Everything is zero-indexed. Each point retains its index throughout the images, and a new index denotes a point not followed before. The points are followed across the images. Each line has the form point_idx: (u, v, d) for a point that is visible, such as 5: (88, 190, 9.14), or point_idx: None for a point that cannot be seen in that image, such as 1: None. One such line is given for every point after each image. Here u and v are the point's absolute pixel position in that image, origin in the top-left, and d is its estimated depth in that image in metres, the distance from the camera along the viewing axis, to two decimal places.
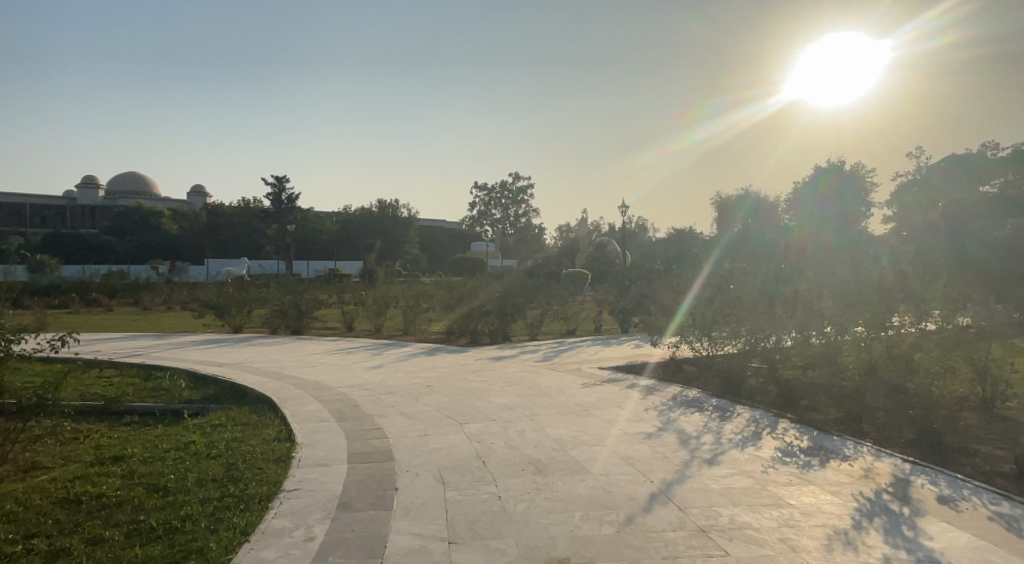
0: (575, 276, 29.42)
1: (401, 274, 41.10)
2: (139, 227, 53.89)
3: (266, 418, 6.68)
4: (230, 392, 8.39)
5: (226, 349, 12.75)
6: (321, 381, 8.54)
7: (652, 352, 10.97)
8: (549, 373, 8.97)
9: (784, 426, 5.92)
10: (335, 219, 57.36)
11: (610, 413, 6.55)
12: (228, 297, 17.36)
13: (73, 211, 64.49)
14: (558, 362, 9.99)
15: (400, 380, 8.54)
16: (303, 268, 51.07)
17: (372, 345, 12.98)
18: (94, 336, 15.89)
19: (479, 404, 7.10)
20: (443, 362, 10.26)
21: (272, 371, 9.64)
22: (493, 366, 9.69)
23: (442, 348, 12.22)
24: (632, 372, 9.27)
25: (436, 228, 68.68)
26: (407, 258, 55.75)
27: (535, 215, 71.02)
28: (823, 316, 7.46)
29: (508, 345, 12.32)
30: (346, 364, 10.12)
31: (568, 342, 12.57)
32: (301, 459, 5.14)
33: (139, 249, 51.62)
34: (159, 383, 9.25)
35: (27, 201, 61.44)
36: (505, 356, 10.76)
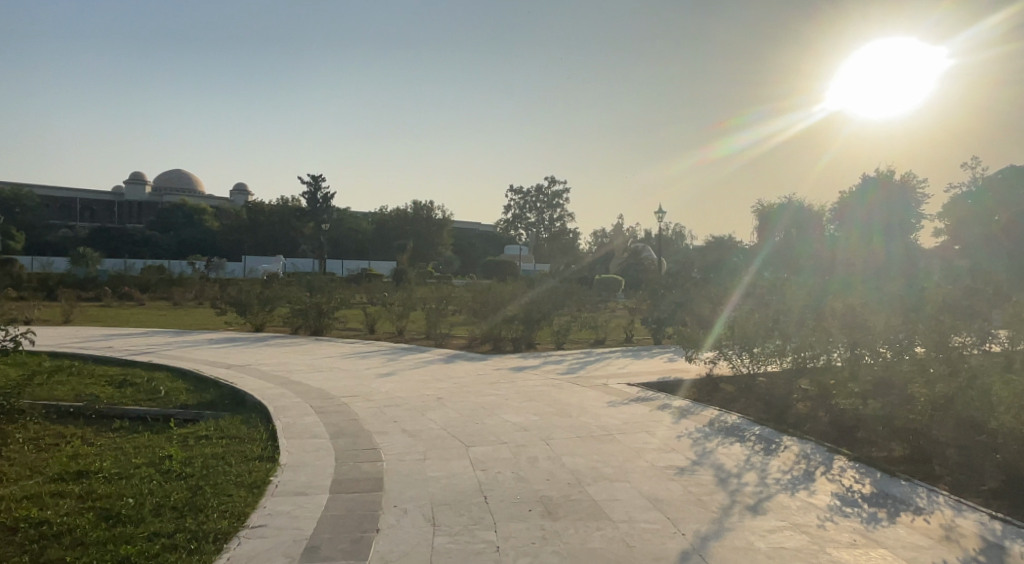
0: (608, 282, 28.57)
1: (433, 276, 40.71)
2: (180, 224, 54.79)
3: (256, 431, 6.09)
4: (229, 399, 7.86)
5: (241, 349, 12.29)
6: (324, 389, 7.92)
7: (687, 367, 10.14)
8: (572, 388, 8.21)
9: (840, 465, 5.08)
10: (370, 219, 57.38)
11: (638, 440, 5.76)
12: (249, 294, 16.99)
13: (120, 206, 66.12)
14: (583, 375, 9.21)
15: (409, 390, 7.87)
16: (336, 267, 51.11)
17: (390, 349, 12.37)
18: (115, 332, 15.65)
19: (490, 422, 6.38)
20: (459, 371, 9.57)
21: (278, 375, 9.09)
22: (512, 378, 8.98)
23: (462, 355, 11.55)
24: (664, 390, 8.45)
25: (470, 230, 68.30)
26: (440, 260, 55.44)
27: (570, 219, 70.06)
28: (873, 332, 6.69)
29: (532, 354, 11.59)
30: (356, 371, 9.50)
31: (597, 353, 11.80)
32: (277, 486, 4.49)
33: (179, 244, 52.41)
34: (159, 386, 8.75)
35: (77, 196, 63.24)
36: (527, 367, 10.02)
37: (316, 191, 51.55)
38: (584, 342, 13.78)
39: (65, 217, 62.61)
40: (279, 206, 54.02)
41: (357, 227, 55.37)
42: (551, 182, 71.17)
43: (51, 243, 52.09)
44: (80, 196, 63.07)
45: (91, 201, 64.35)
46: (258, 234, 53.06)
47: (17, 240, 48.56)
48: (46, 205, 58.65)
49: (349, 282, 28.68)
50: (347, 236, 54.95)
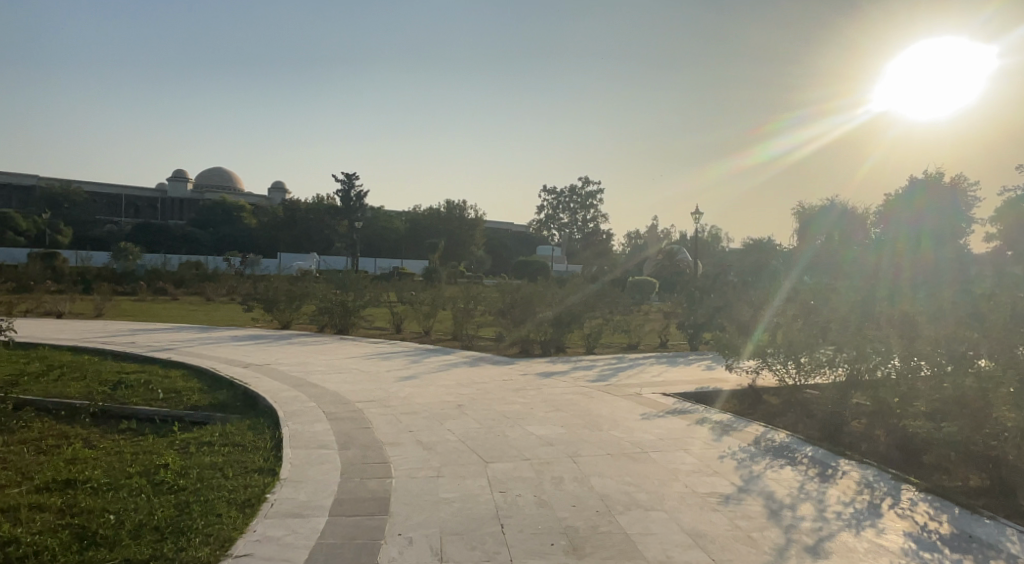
0: (642, 284, 27.83)
1: (464, 276, 40.41)
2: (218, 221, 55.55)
3: (262, 438, 5.68)
4: (242, 401, 7.49)
5: (263, 347, 12.01)
6: (341, 393, 7.50)
7: (727, 376, 9.50)
8: (603, 397, 7.66)
9: (909, 498, 4.46)
10: (403, 218, 57.37)
11: (676, 460, 5.20)
12: (276, 291, 16.77)
13: (163, 203, 67.45)
14: (615, 384, 8.65)
15: (429, 396, 7.42)
16: (369, 265, 51.13)
17: (415, 350, 11.95)
18: (143, 327, 15.57)
19: (513, 434, 5.87)
20: (484, 376, 9.09)
21: (296, 376, 8.72)
22: (539, 384, 8.46)
23: (488, 357, 11.08)
24: (703, 402, 7.84)
25: (502, 230, 67.90)
26: (472, 259, 55.12)
27: (603, 220, 69.04)
28: (927, 340, 6.09)
29: (562, 359, 11.05)
30: (377, 373, 9.08)
31: (629, 359, 11.22)
32: (272, 506, 4.04)
33: (217, 240, 53.13)
34: (173, 385, 8.46)
35: (123, 192, 64.75)
36: (555, 373, 9.48)
37: (350, 190, 51.66)
38: (617, 346, 13.20)
39: (110, 213, 64.11)
40: (314, 204, 54.33)
41: (390, 226, 55.46)
42: (585, 183, 70.33)
43: (95, 237, 53.29)
44: (125, 192, 64.56)
45: (136, 198, 65.79)
46: (293, 231, 53.45)
47: (64, 235, 49.81)
48: (92, 201, 60.11)
49: (380, 280, 28.47)
50: (380, 235, 55.04)
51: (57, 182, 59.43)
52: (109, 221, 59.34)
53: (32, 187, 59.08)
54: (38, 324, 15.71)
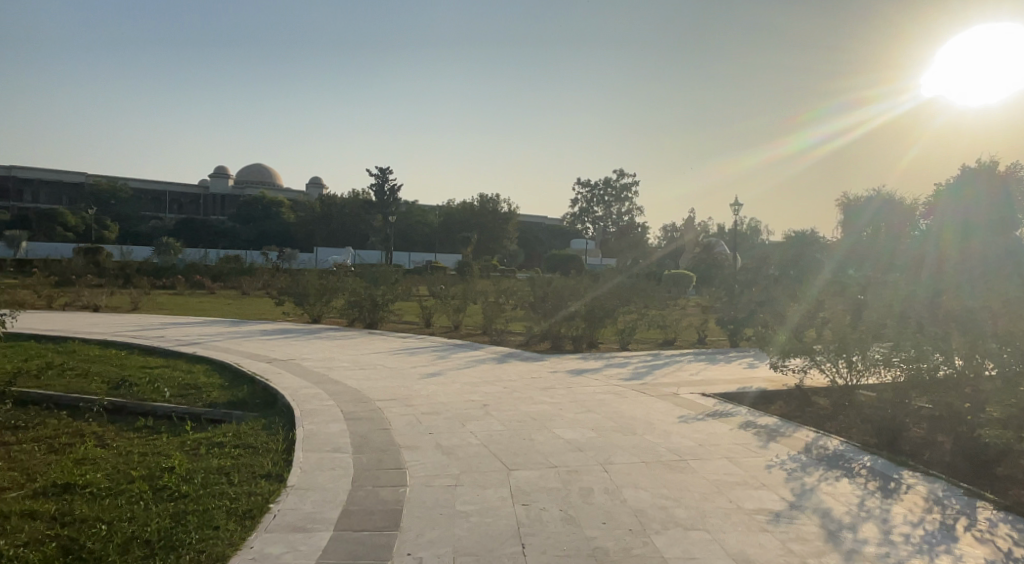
0: (679, 278, 27.12)
1: (497, 270, 40.13)
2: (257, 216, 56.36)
3: (275, 438, 5.39)
4: (261, 398, 7.23)
5: (290, 342, 11.83)
6: (362, 391, 7.20)
7: (770, 375, 8.96)
8: (637, 397, 7.21)
9: (988, 518, 3.95)
10: (437, 212, 57.23)
11: (719, 470, 4.75)
12: (306, 285, 16.64)
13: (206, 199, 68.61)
14: (651, 382, 8.18)
15: (453, 395, 7.07)
16: (403, 259, 51.12)
17: (444, 345, 11.64)
18: (175, 320, 15.59)
19: (540, 438, 5.47)
20: (512, 372, 8.72)
21: (319, 372, 8.47)
22: (570, 383, 8.03)
23: (518, 353, 10.71)
24: (745, 403, 7.33)
25: (536, 224, 67.40)
26: (505, 253, 54.76)
27: (639, 213, 67.92)
28: (998, 336, 5.57)
29: (594, 355, 10.62)
30: (401, 369, 8.75)
31: (665, 356, 10.73)
32: (274, 518, 3.72)
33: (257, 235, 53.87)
34: (194, 380, 8.26)
35: (167, 189, 66.12)
36: (588, 370, 9.04)
37: (384, 185, 51.69)
38: (653, 341, 12.71)
39: (153, 208, 65.52)
40: (349, 199, 54.63)
41: (424, 219, 55.47)
42: (620, 175, 69.31)
43: (139, 232, 54.47)
44: (169, 189, 65.94)
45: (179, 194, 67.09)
46: (329, 225, 53.82)
47: (110, 230, 51.02)
48: (137, 197, 61.50)
49: (412, 274, 28.33)
50: (414, 229, 55.08)
51: (103, 179, 60.94)
52: (153, 216, 60.63)
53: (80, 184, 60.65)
54: (75, 317, 15.83)
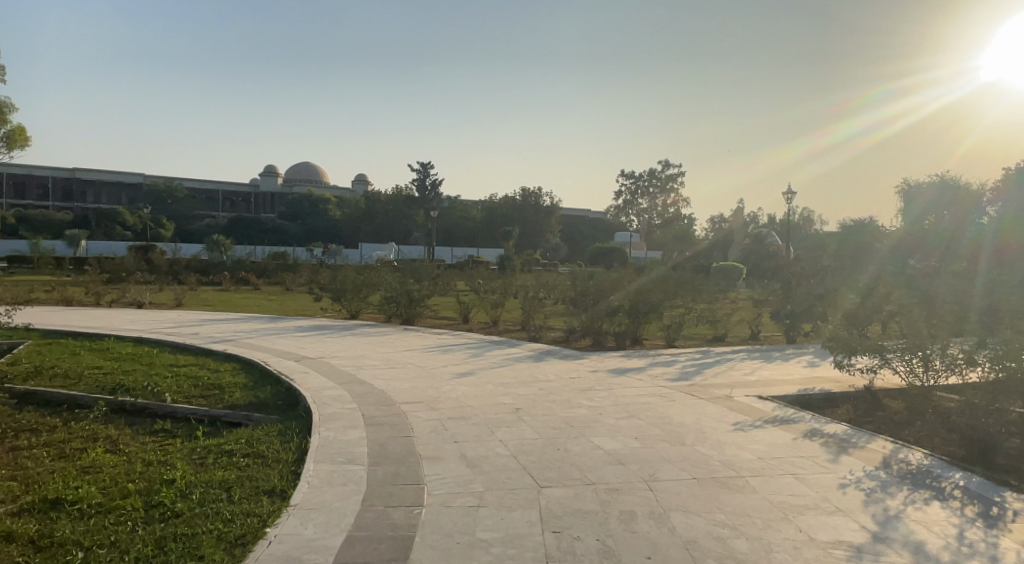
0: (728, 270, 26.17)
1: (539, 264, 39.58)
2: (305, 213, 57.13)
3: (289, 446, 4.97)
4: (283, 399, 6.83)
5: (324, 338, 11.53)
6: (388, 392, 6.76)
7: (833, 375, 8.21)
8: (686, 401, 6.58)
9: None
10: (479, 206, 56.90)
11: (784, 491, 4.11)
12: (344, 281, 16.39)
13: (257, 197, 69.72)
14: (700, 383, 7.53)
15: (486, 398, 6.58)
16: (445, 254, 50.98)
17: (481, 342, 11.18)
18: (214, 317, 15.55)
19: (576, 449, 4.91)
20: (550, 372, 8.19)
21: (347, 371, 8.08)
22: (612, 384, 7.44)
23: (557, 350, 10.17)
24: (808, 409, 6.63)
25: (579, 217, 66.51)
26: (547, 247, 54.19)
27: (685, 204, 66.30)
28: None
29: (638, 353, 9.99)
30: (432, 369, 8.28)
31: (714, 353, 10.04)
32: (268, 546, 3.26)
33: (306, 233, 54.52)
34: (218, 380, 7.94)
35: (219, 188, 67.54)
36: (632, 370, 8.43)
37: (425, 180, 51.69)
38: (701, 337, 12.01)
39: (207, 207, 67.17)
40: (393, 194, 54.76)
41: (466, 214, 55.29)
42: (665, 166, 67.81)
43: (193, 230, 55.85)
44: (222, 188, 67.38)
45: (232, 193, 68.42)
46: (373, 222, 54.06)
47: (166, 228, 52.47)
48: (190, 197, 63.00)
49: (454, 269, 28.02)
50: (457, 224, 55.01)
51: (160, 180, 62.74)
52: (206, 215, 62.16)
53: (139, 185, 62.57)
54: (117, 314, 15.93)
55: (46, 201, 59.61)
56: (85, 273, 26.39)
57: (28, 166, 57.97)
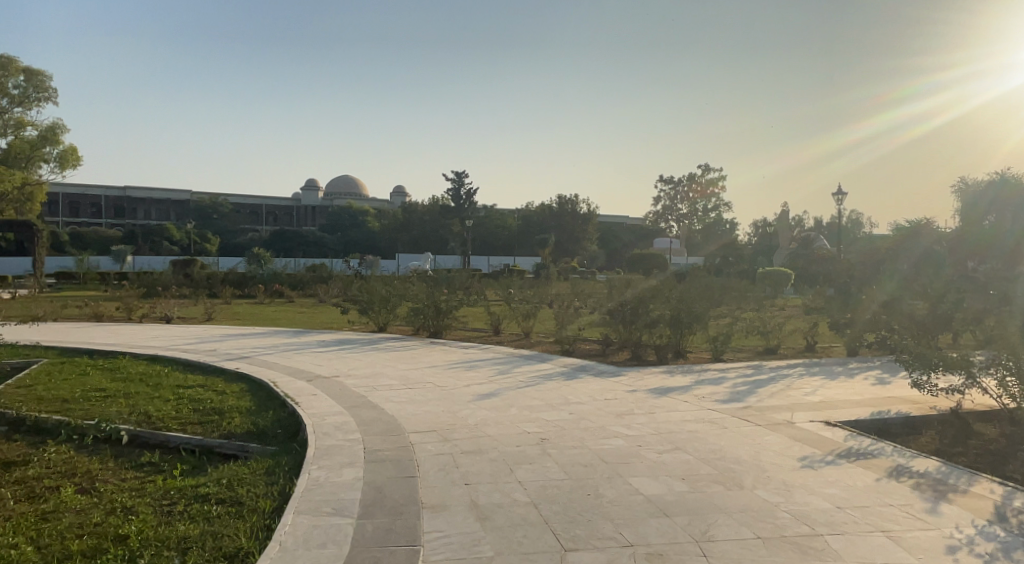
0: (774, 276, 24.92)
1: (576, 272, 38.62)
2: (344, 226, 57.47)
3: (272, 491, 4.24)
4: (283, 428, 6.12)
5: (344, 354, 10.88)
6: (399, 419, 6.01)
7: (909, 395, 7.19)
8: (740, 430, 5.68)
9: None
10: (516, 215, 56.26)
11: (878, 558, 3.23)
12: (371, 292, 15.77)
13: (297, 211, 70.29)
14: (755, 406, 6.61)
15: (508, 425, 5.78)
16: (481, 264, 50.44)
17: (510, 357, 10.36)
18: (239, 332, 15.07)
19: (611, 494, 4.09)
20: (583, 392, 7.34)
21: (359, 392, 7.37)
22: (654, 407, 6.56)
23: (592, 366, 9.31)
24: (886, 438, 5.68)
25: (617, 224, 65.29)
26: (585, 254, 53.04)
27: (726, 208, 64.53)
28: None
29: (682, 368, 9.08)
30: (453, 389, 7.53)
31: (767, 368, 9.06)
32: None
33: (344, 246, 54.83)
34: (221, 403, 7.31)
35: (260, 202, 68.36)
36: (676, 389, 7.53)
37: (459, 189, 51.29)
38: (751, 349, 11.00)
39: (251, 221, 67.98)
40: (430, 205, 54.42)
41: (502, 223, 54.68)
42: (705, 170, 66.17)
43: (234, 244, 56.49)
44: (263, 201, 68.18)
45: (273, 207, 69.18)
46: (410, 232, 53.80)
47: (211, 243, 53.08)
48: (233, 212, 63.89)
49: (489, 278, 27.25)
50: (493, 233, 54.36)
51: (206, 196, 63.81)
52: (250, 229, 62.90)
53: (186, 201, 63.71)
54: (142, 329, 15.58)
55: (99, 218, 61.11)
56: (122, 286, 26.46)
57: (82, 185, 59.56)
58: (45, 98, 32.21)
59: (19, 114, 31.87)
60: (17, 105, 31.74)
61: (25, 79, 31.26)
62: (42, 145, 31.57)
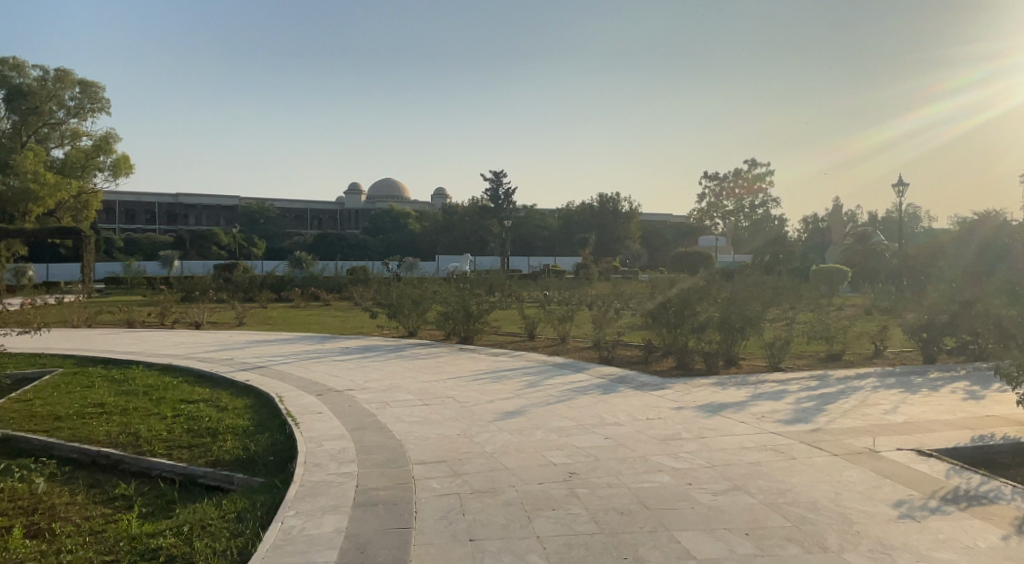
0: (831, 273, 23.46)
1: (619, 272, 37.48)
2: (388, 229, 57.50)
3: (231, 550, 3.45)
4: (276, 455, 5.33)
5: (364, 363, 10.13)
6: (405, 446, 5.17)
7: (1011, 415, 6.05)
8: (813, 464, 4.68)
9: None
10: (557, 215, 55.31)
11: None
12: (399, 296, 15.05)
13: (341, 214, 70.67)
14: (826, 430, 5.57)
15: (531, 455, 4.88)
16: (521, 265, 49.68)
17: (542, 366, 9.44)
18: (264, 338, 14.48)
19: (656, 559, 3.18)
20: (621, 410, 6.39)
21: (368, 410, 6.57)
22: (706, 430, 5.59)
23: (633, 377, 8.34)
24: (995, 473, 4.62)
25: (661, 222, 63.74)
26: (627, 253, 51.63)
27: (775, 204, 62.35)
28: None
29: (734, 380, 8.03)
30: (474, 406, 6.67)
31: (833, 379, 7.96)
32: None
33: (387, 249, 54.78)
34: (219, 421, 6.62)
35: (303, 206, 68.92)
36: (730, 406, 6.53)
37: (497, 189, 50.50)
38: (811, 356, 9.87)
39: (297, 225, 68.45)
40: (469, 206, 53.80)
41: (543, 223, 53.79)
42: (751, 166, 64.13)
43: (278, 248, 56.93)
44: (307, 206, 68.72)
45: (319, 212, 69.70)
46: (450, 234, 53.29)
47: (257, 246, 53.48)
48: (278, 216, 64.54)
49: (528, 279, 26.36)
50: (533, 233, 53.47)
51: (253, 202, 64.47)
52: (295, 233, 63.30)
53: (234, 206, 64.54)
54: (168, 336, 15.14)
55: (153, 224, 62.29)
56: (162, 292, 26.40)
57: (137, 194, 60.74)
58: (100, 109, 32.54)
59: (76, 124, 32.25)
60: (74, 116, 32.13)
61: (80, 91, 31.60)
62: (97, 155, 32.01)
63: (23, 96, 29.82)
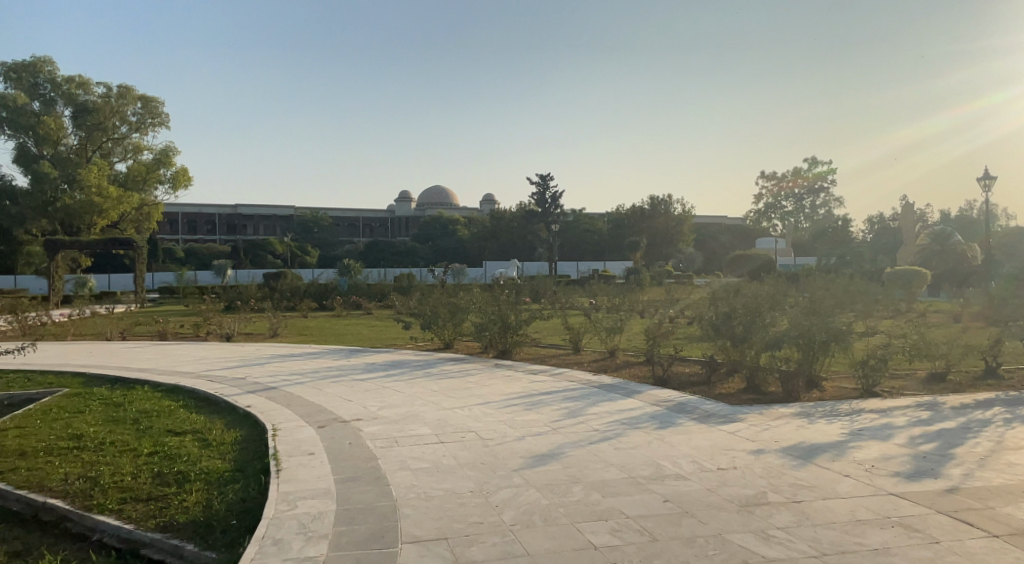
0: (910, 277, 21.35)
1: (673, 277, 35.79)
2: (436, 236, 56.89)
3: None
4: (241, 518, 4.21)
5: (387, 383, 8.99)
6: (401, 511, 3.95)
7: None
8: (969, 553, 3.26)
9: None
10: (607, 218, 53.77)
11: None
12: (433, 306, 13.94)
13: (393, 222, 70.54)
14: (969, 493, 4.10)
15: (563, 530, 3.60)
16: (570, 270, 48.29)
17: (585, 388, 8.13)
18: (291, 352, 13.55)
19: None
20: (684, 454, 5.03)
21: (370, 451, 5.38)
22: (799, 489, 4.19)
23: (695, 403, 6.96)
24: None
25: (717, 224, 61.43)
26: (680, 257, 49.64)
27: (838, 204, 59.36)
28: None
29: (821, 409, 6.55)
30: (498, 446, 5.40)
31: (947, 409, 6.40)
32: None
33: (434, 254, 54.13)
34: (196, 461, 5.55)
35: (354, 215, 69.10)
36: (825, 449, 5.08)
37: (543, 193, 48.96)
38: (908, 377, 8.27)
39: (348, 233, 68.54)
40: (517, 211, 52.70)
41: (593, 227, 52.29)
42: (812, 164, 61.29)
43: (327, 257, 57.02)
44: (360, 215, 68.86)
45: (371, 220, 69.65)
46: (498, 239, 52.42)
47: (308, 255, 53.66)
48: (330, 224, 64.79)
49: (578, 285, 25.03)
50: (583, 237, 52.10)
51: (306, 211, 64.87)
52: (346, 241, 63.40)
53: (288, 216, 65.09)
54: (195, 349, 14.36)
55: (212, 235, 63.43)
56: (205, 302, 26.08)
57: (197, 205, 61.85)
58: (160, 124, 32.58)
59: (138, 139, 32.28)
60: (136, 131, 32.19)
61: (142, 106, 31.80)
62: (156, 168, 31.97)
63: (86, 112, 29.99)
